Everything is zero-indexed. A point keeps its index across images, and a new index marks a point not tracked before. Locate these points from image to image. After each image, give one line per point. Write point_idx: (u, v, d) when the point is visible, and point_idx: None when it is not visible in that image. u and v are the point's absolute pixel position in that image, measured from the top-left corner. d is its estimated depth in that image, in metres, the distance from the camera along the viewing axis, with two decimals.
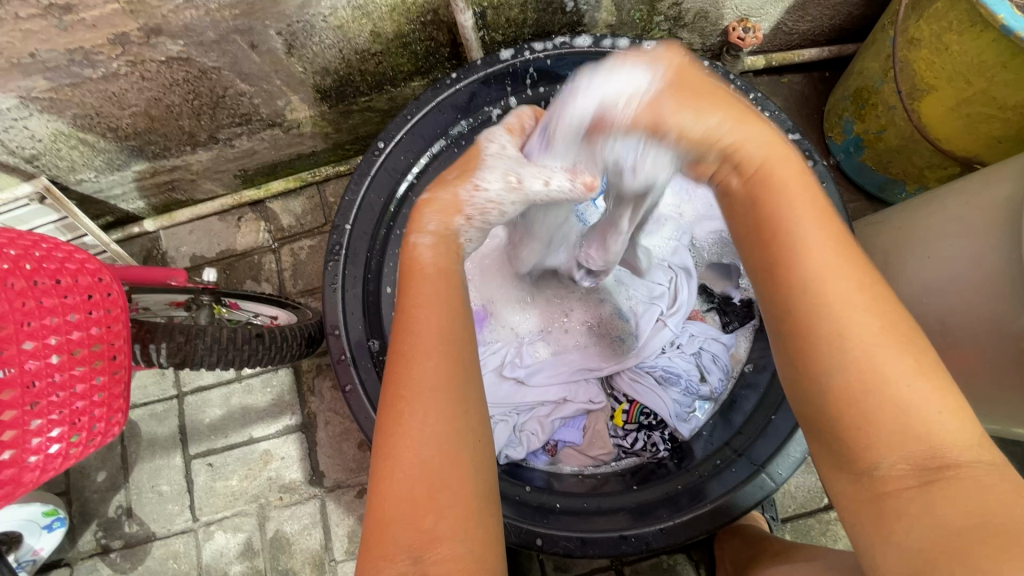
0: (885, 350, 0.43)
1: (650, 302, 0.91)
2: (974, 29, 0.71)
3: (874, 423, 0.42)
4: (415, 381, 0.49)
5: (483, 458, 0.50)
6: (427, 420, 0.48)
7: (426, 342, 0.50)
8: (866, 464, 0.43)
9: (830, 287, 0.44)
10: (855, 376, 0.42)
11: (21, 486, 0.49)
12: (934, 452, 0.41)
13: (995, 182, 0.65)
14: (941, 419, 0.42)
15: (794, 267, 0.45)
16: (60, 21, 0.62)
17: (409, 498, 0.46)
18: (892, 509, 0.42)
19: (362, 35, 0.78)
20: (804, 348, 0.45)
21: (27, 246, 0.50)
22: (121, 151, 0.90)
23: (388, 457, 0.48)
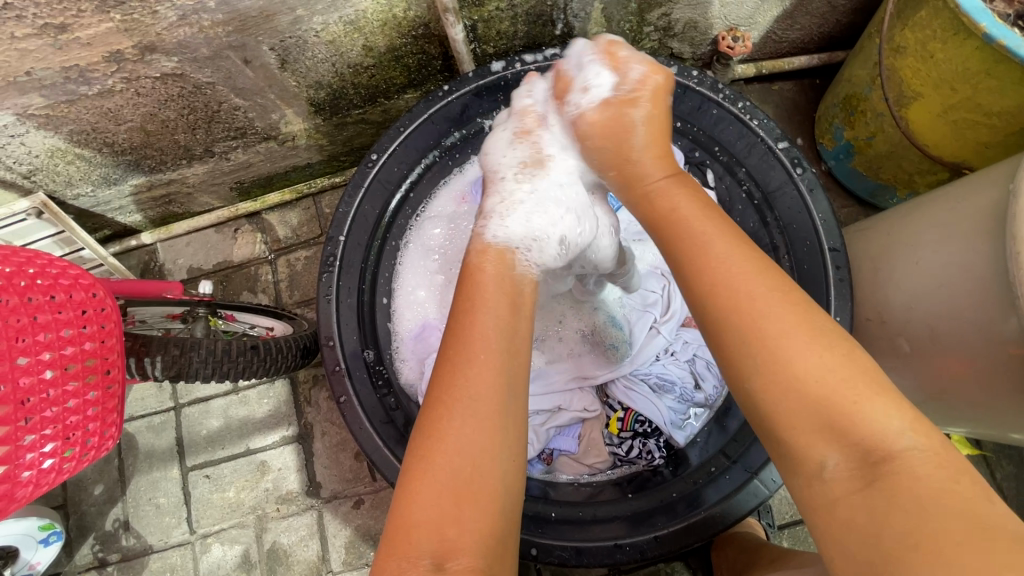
0: (811, 354, 0.45)
1: (643, 310, 0.92)
2: (956, 37, 0.72)
3: (811, 423, 0.44)
4: (460, 387, 0.53)
5: (513, 479, 0.52)
6: (463, 426, 0.51)
7: (481, 349, 0.55)
8: (813, 465, 0.44)
9: (734, 279, 0.49)
10: (771, 376, 0.45)
11: (15, 502, 0.49)
12: (869, 446, 0.42)
13: (982, 188, 0.66)
14: (883, 421, 0.43)
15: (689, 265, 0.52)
16: (55, 41, 0.63)
17: (437, 502, 0.49)
18: (839, 511, 0.42)
19: (354, 49, 0.79)
20: (730, 344, 0.48)
21: (22, 263, 0.51)
22: (118, 165, 0.91)
23: (422, 460, 0.51)
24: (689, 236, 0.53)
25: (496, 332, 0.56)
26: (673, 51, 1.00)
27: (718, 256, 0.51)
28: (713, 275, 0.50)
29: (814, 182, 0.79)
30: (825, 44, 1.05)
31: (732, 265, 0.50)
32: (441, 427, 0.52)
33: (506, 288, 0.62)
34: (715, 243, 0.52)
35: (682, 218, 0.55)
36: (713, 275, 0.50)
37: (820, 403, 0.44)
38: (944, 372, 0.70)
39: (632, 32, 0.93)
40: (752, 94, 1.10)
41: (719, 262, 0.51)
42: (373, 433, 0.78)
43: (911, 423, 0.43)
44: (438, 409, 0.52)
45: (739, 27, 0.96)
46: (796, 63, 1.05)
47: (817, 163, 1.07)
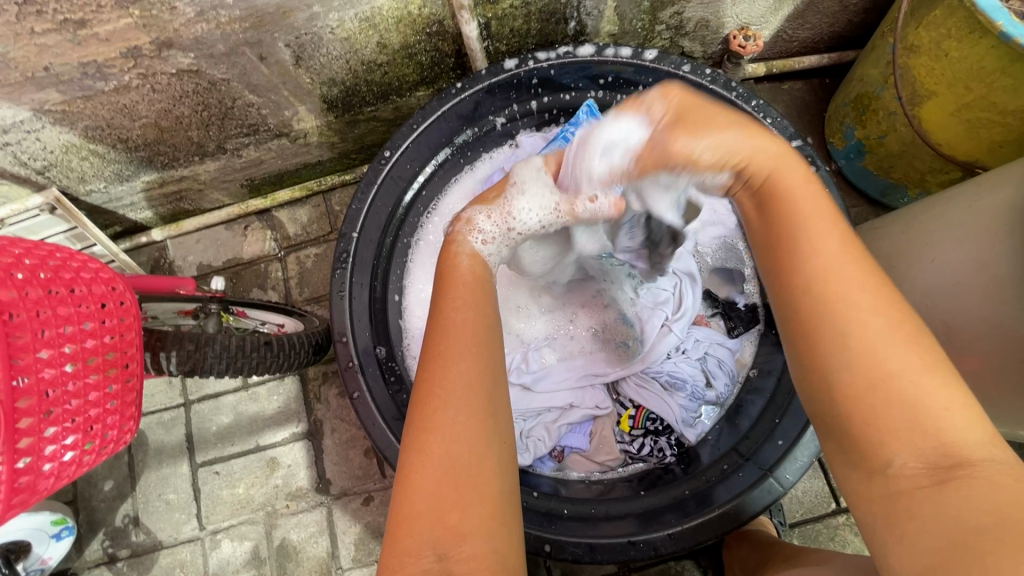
0: (897, 350, 0.46)
1: (655, 307, 0.90)
2: (972, 36, 0.72)
3: (885, 423, 0.45)
4: (450, 378, 0.54)
5: (506, 463, 0.53)
6: (457, 416, 0.52)
7: (464, 343, 0.56)
8: (880, 462, 0.45)
9: (832, 275, 0.50)
10: (861, 373, 0.46)
11: (36, 494, 0.49)
12: (945, 448, 0.43)
13: (997, 186, 0.66)
14: (959, 421, 0.44)
15: (785, 259, 0.53)
16: (74, 36, 0.64)
17: (439, 490, 0.49)
18: (906, 510, 0.43)
19: (368, 46, 0.79)
20: (815, 336, 0.49)
21: (44, 256, 0.51)
22: (131, 162, 0.91)
23: (419, 452, 0.51)
24: (796, 236, 0.53)
25: (473, 324, 0.58)
26: (684, 50, 1.01)
27: (822, 250, 0.51)
28: (810, 276, 0.51)
29: (829, 178, 0.79)
30: (836, 44, 1.05)
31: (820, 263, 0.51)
32: (435, 419, 0.52)
33: (478, 281, 0.63)
34: (809, 233, 0.52)
35: (800, 212, 0.54)
36: (809, 275, 0.51)
37: (900, 401, 0.45)
38: (958, 370, 0.70)
39: (644, 31, 0.93)
40: (762, 93, 1.10)
41: (811, 262, 0.51)
42: (386, 429, 0.78)
43: (980, 423, 0.44)
44: (431, 403, 0.53)
45: (751, 26, 0.97)
46: (807, 63, 1.05)
47: (827, 162, 1.07)
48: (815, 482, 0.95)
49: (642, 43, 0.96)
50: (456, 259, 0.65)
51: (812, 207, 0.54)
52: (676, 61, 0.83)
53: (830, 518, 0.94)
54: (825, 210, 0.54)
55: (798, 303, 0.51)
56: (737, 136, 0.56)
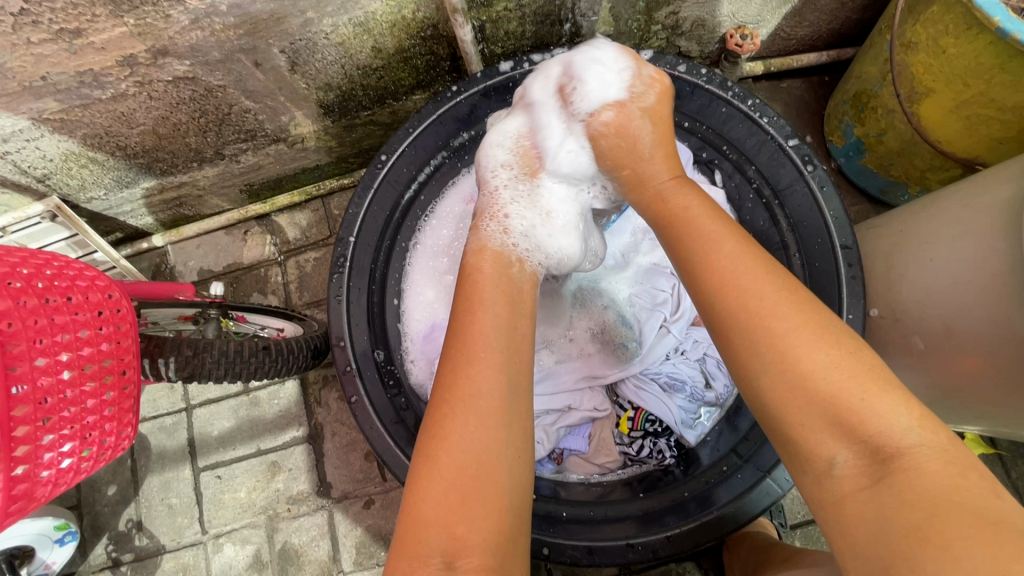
0: (816, 349, 0.45)
1: (653, 308, 0.91)
2: (969, 32, 0.71)
3: (807, 422, 0.44)
4: (463, 387, 0.53)
5: (519, 477, 0.51)
6: (467, 426, 0.51)
7: (484, 348, 0.55)
8: (823, 464, 0.44)
9: (739, 280, 0.49)
10: (785, 379, 0.45)
11: (34, 501, 0.49)
12: (880, 446, 0.42)
13: (997, 184, 0.65)
14: (892, 422, 0.42)
15: (697, 270, 0.51)
16: (70, 45, 0.64)
17: (445, 502, 0.49)
18: (849, 511, 0.42)
19: (363, 51, 0.80)
20: (745, 351, 0.47)
21: (39, 265, 0.51)
22: (130, 169, 0.92)
23: (427, 461, 0.51)
24: (694, 240, 0.53)
25: (494, 330, 0.56)
26: (680, 49, 1.00)
27: (724, 259, 0.50)
28: (713, 278, 0.50)
29: (825, 178, 0.78)
30: (834, 41, 1.05)
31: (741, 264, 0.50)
32: (448, 428, 0.51)
33: (505, 285, 0.62)
34: (704, 241, 0.52)
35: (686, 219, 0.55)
36: (728, 275, 0.49)
37: (822, 400, 0.43)
38: (958, 370, 0.69)
39: (640, 31, 0.93)
40: (760, 92, 1.10)
41: (731, 266, 0.50)
42: (384, 432, 0.78)
43: (907, 405, 0.43)
44: (442, 409, 0.52)
45: (747, 25, 0.96)
46: (805, 61, 1.04)
47: (827, 161, 1.06)
48: None
49: (638, 44, 0.96)
50: (476, 257, 0.64)
51: (689, 214, 0.55)
52: (672, 61, 0.82)
53: None
54: (704, 215, 0.55)
55: (715, 302, 0.49)
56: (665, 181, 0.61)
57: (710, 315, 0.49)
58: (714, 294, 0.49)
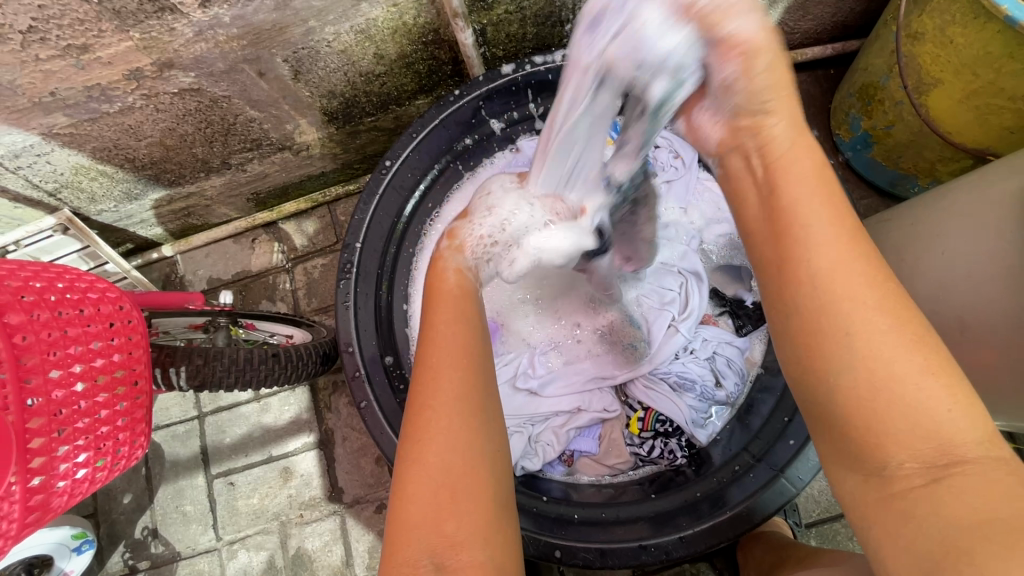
0: (911, 363, 0.39)
1: (661, 308, 0.91)
2: (977, 21, 0.70)
3: (868, 401, 0.40)
4: (439, 389, 0.53)
5: (502, 477, 0.52)
6: (449, 429, 0.51)
7: (454, 354, 0.56)
8: (876, 463, 0.40)
9: (830, 258, 0.43)
10: (875, 388, 0.40)
11: (50, 512, 0.50)
12: (940, 441, 0.38)
13: (1008, 174, 0.65)
14: (926, 386, 0.39)
15: (792, 238, 0.45)
16: (78, 61, 0.65)
17: (432, 501, 0.47)
18: (901, 512, 0.39)
19: (365, 57, 0.80)
20: (820, 331, 0.42)
21: (52, 278, 0.52)
22: (139, 180, 0.93)
23: (413, 464, 0.50)
24: (792, 206, 0.46)
25: (465, 338, 0.57)
26: None
27: (815, 226, 0.44)
28: (816, 248, 0.44)
29: None
30: (838, 34, 1.04)
31: (841, 239, 0.44)
32: (427, 428, 0.51)
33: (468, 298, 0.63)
34: (801, 203, 0.46)
35: (784, 192, 0.47)
36: (824, 252, 0.43)
37: (884, 379, 0.39)
38: (973, 365, 0.68)
39: None
40: None
41: (822, 238, 0.44)
42: (394, 437, 0.79)
43: (977, 419, 0.39)
44: (424, 414, 0.52)
45: None
46: (809, 54, 1.03)
47: (835, 154, 1.05)
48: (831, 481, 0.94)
49: None
50: (444, 271, 0.65)
51: (789, 170, 0.48)
52: None
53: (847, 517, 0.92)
54: (808, 180, 0.48)
55: (799, 253, 0.44)
56: (788, 129, 0.50)
57: (767, 265, 0.47)
58: (801, 275, 0.44)
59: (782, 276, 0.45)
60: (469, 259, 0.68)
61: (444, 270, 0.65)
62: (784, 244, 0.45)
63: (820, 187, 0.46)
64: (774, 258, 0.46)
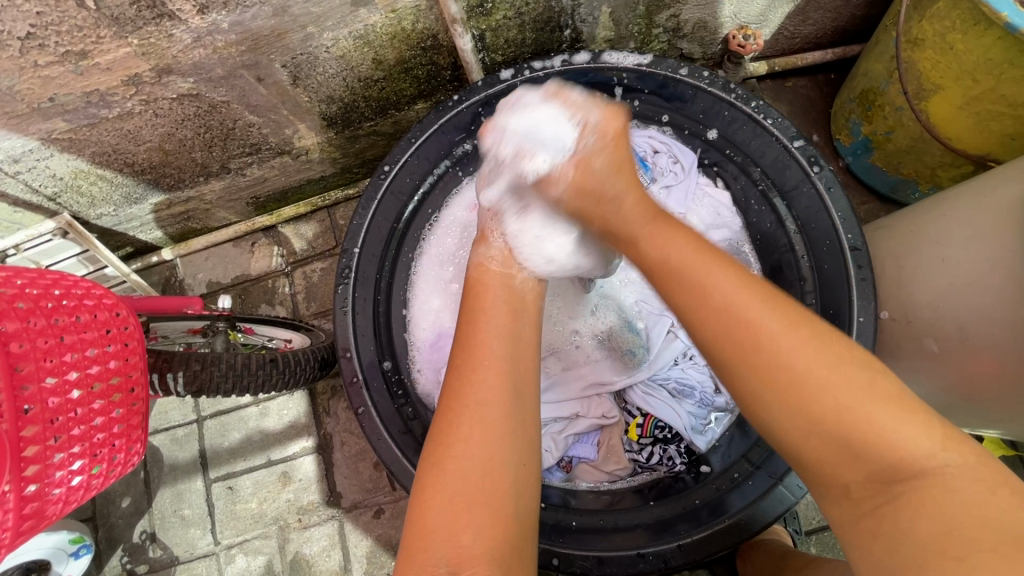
0: (860, 406, 0.43)
1: (660, 314, 0.91)
2: (977, 28, 0.70)
3: (821, 437, 0.44)
4: (469, 392, 0.53)
5: (530, 484, 0.51)
6: (474, 433, 0.51)
7: (488, 359, 0.56)
8: (837, 485, 0.45)
9: (741, 313, 0.48)
10: (824, 431, 0.44)
11: (45, 519, 0.50)
12: (873, 452, 0.43)
13: (1009, 181, 0.64)
14: (874, 414, 0.43)
15: (701, 302, 0.50)
16: (76, 67, 0.65)
17: (451, 510, 0.48)
18: (868, 530, 0.43)
19: (364, 63, 0.80)
20: (758, 381, 0.46)
21: (48, 285, 0.52)
22: (138, 184, 0.93)
23: (435, 468, 0.51)
24: (688, 266, 0.51)
25: (503, 341, 0.58)
26: (683, 51, 1.00)
27: (725, 290, 0.49)
28: (730, 312, 0.48)
29: (831, 180, 0.77)
30: (839, 39, 1.03)
31: (739, 290, 0.49)
32: (452, 432, 0.52)
33: (507, 294, 0.64)
34: (694, 271, 0.51)
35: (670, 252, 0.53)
36: (734, 308, 0.48)
37: (818, 414, 0.44)
38: (972, 373, 0.68)
39: (640, 35, 0.92)
40: (765, 91, 1.09)
41: (729, 294, 0.49)
42: (391, 442, 0.78)
43: (929, 427, 0.43)
44: (449, 415, 0.53)
45: (750, 25, 0.95)
46: (810, 59, 1.03)
47: (835, 159, 1.05)
48: None
49: (639, 47, 0.95)
50: (478, 270, 0.67)
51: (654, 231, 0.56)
52: (673, 65, 0.81)
53: None
54: (663, 232, 0.56)
55: (731, 311, 0.48)
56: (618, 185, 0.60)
57: (708, 333, 0.49)
58: (725, 334, 0.48)
59: (714, 338, 0.48)
60: (498, 252, 0.69)
61: (486, 264, 0.67)
62: (689, 301, 0.50)
63: (680, 245, 0.54)
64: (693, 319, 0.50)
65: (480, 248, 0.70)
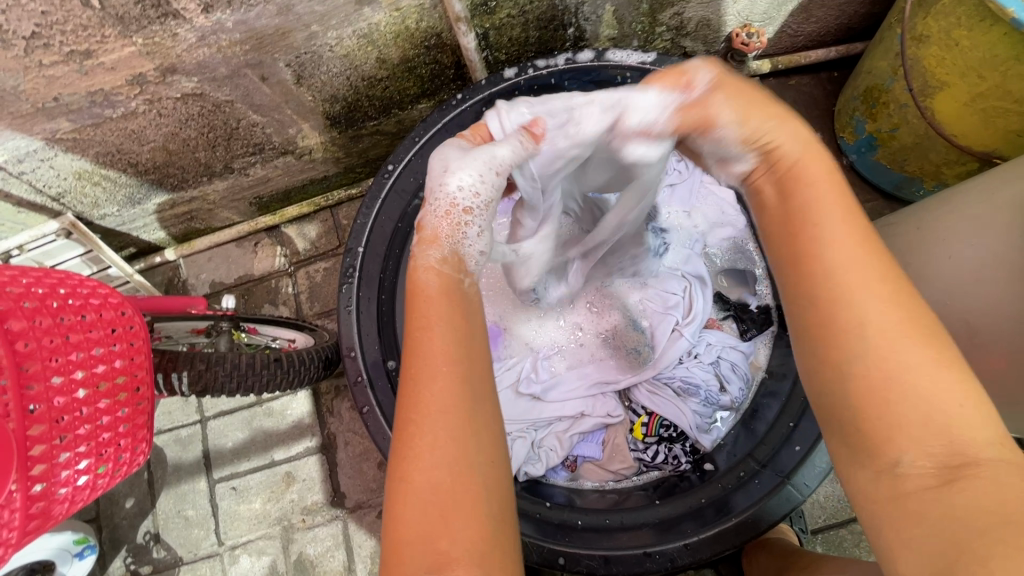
0: (937, 377, 0.41)
1: (665, 312, 0.90)
2: (983, 24, 0.70)
3: (873, 407, 0.42)
4: (424, 394, 0.44)
5: (496, 484, 0.44)
6: (437, 436, 0.43)
7: (435, 356, 0.45)
8: (887, 462, 0.42)
9: (848, 265, 0.44)
10: (885, 401, 0.41)
11: (51, 518, 0.50)
12: (939, 430, 0.40)
13: (1017, 176, 0.64)
14: (948, 400, 0.40)
15: (808, 247, 0.46)
16: (80, 66, 0.65)
17: (424, 518, 0.42)
18: (913, 513, 0.40)
19: (368, 62, 0.80)
20: (827, 332, 0.44)
21: (54, 284, 0.52)
22: (142, 185, 0.93)
23: (401, 479, 0.43)
24: (810, 210, 0.47)
25: (452, 337, 0.46)
26: (686, 50, 0.99)
27: (840, 238, 0.45)
28: (832, 264, 0.45)
29: None
30: (842, 37, 1.03)
31: (853, 241, 0.45)
32: (415, 438, 0.44)
33: None
34: (822, 216, 0.46)
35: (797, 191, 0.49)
36: (839, 261, 0.44)
37: (889, 383, 0.41)
38: (979, 369, 0.67)
39: (644, 33, 0.92)
40: (769, 89, 1.08)
41: (840, 247, 0.45)
42: None
43: (992, 425, 0.40)
44: (406, 419, 0.44)
45: (753, 23, 0.95)
46: (813, 57, 1.03)
47: (839, 157, 1.04)
48: (837, 487, 0.93)
49: (643, 46, 0.95)
50: (423, 272, 0.50)
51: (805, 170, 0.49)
52: (677, 63, 0.81)
53: (853, 524, 0.92)
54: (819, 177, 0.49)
55: (832, 263, 0.45)
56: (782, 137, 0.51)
57: (798, 275, 0.47)
58: (827, 284, 0.44)
59: (807, 282, 0.46)
60: (463, 257, 0.62)
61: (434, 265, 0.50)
62: (798, 243, 0.47)
63: (832, 193, 0.48)
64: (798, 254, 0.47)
65: None
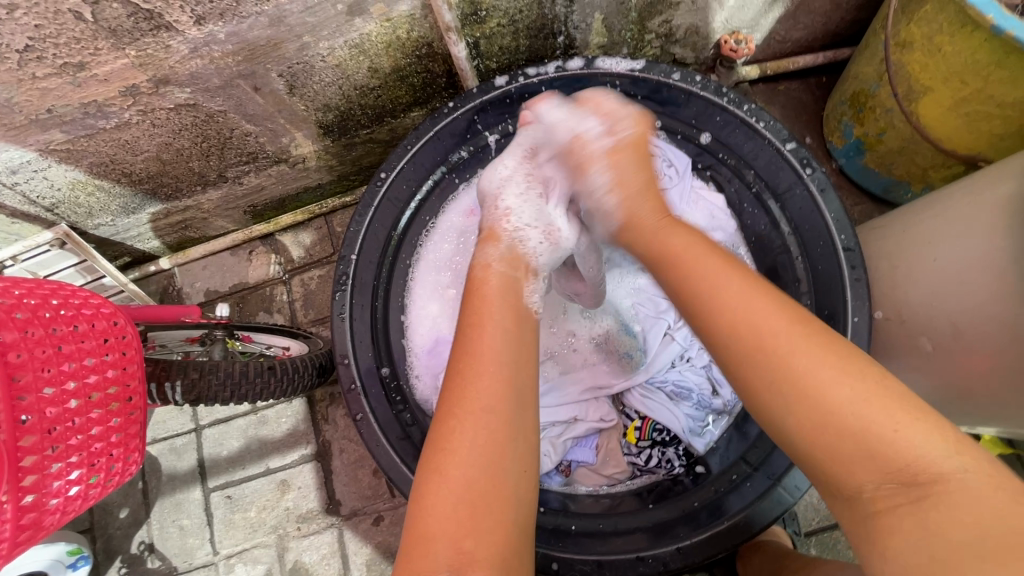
0: (874, 411, 0.44)
1: (657, 316, 0.92)
2: (964, 30, 0.71)
3: (836, 445, 0.44)
4: (471, 398, 0.53)
5: (524, 492, 0.51)
6: (474, 440, 0.51)
7: (486, 363, 0.55)
8: (852, 489, 0.45)
9: (761, 322, 0.49)
10: (841, 439, 0.44)
11: (43, 529, 0.50)
12: (886, 457, 0.43)
13: (1000, 180, 0.65)
14: (896, 428, 0.43)
15: (718, 310, 0.52)
16: (74, 78, 0.66)
17: (454, 516, 0.48)
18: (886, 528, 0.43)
19: (360, 71, 0.81)
20: (765, 383, 0.48)
21: (46, 295, 0.52)
22: (136, 195, 0.93)
23: (436, 476, 0.50)
24: (695, 270, 0.55)
25: (503, 347, 0.57)
26: (675, 57, 1.01)
27: (736, 290, 0.52)
28: (749, 322, 0.50)
29: (825, 182, 0.77)
30: (830, 43, 1.05)
31: (748, 292, 0.52)
32: (454, 440, 0.51)
33: (511, 302, 0.62)
34: (708, 278, 0.54)
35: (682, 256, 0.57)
36: (752, 313, 0.50)
37: (833, 415, 0.45)
38: (966, 371, 0.68)
39: (633, 41, 0.93)
40: (758, 95, 1.10)
41: (747, 311, 0.50)
42: (390, 449, 0.78)
43: (942, 432, 0.44)
44: (449, 422, 0.52)
45: (741, 30, 0.96)
46: (801, 63, 1.04)
47: (828, 161, 1.05)
48: None
49: (632, 53, 0.97)
50: (484, 270, 0.66)
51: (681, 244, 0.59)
52: (666, 70, 0.82)
53: None
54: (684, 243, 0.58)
55: (759, 324, 0.49)
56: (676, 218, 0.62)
57: (726, 340, 0.51)
58: (751, 335, 0.49)
59: (737, 343, 0.50)
60: (505, 250, 0.69)
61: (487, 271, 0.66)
62: (701, 310, 0.53)
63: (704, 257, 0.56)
64: (709, 317, 0.53)
65: (487, 248, 0.69)
